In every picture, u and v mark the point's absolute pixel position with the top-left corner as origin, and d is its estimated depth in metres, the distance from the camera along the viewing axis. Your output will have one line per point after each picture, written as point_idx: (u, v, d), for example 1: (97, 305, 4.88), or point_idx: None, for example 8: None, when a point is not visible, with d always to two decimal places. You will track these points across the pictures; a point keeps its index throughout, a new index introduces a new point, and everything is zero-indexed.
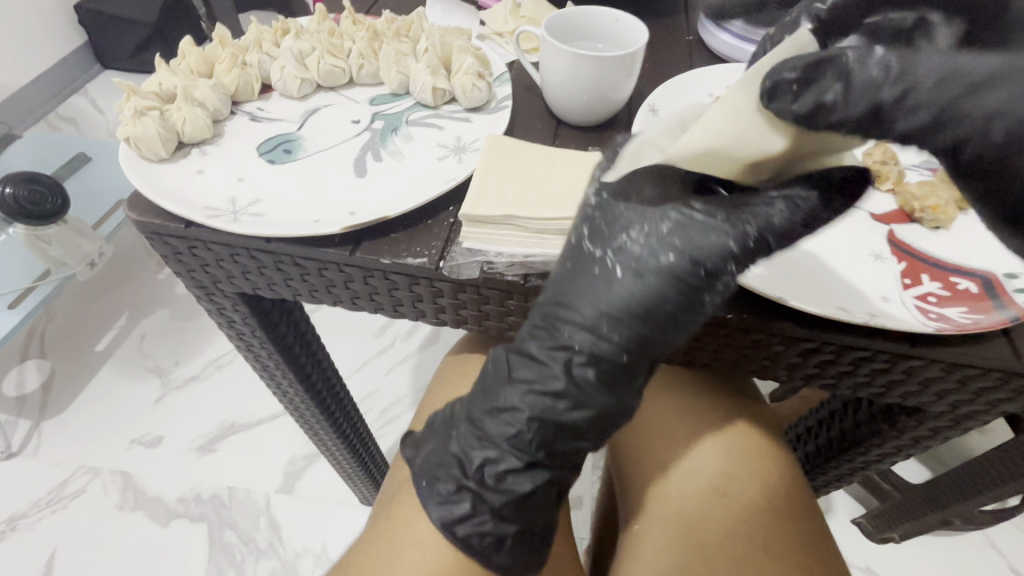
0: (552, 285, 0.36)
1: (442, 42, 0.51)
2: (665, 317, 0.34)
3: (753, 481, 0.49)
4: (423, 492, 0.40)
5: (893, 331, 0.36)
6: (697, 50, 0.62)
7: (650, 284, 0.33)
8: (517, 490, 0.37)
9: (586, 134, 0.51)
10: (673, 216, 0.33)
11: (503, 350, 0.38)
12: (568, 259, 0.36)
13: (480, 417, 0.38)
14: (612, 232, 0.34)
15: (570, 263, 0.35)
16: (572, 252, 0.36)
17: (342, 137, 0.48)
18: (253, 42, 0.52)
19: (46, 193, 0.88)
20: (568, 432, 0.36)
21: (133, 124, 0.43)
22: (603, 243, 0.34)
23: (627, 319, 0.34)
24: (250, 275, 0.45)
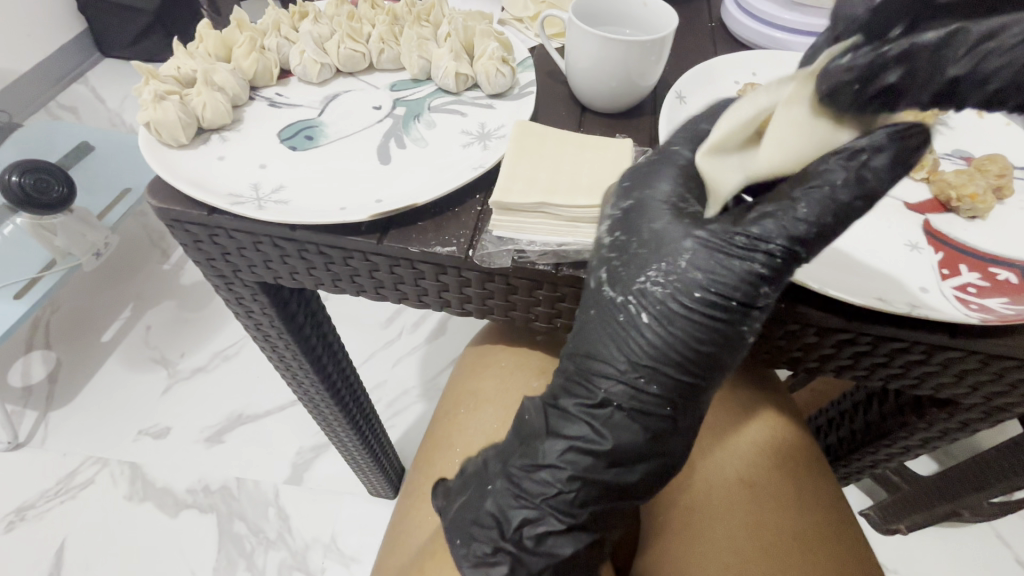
0: (578, 337, 0.36)
1: (465, 26, 0.50)
2: (697, 353, 0.33)
3: (780, 473, 0.49)
4: (457, 552, 0.39)
5: (933, 322, 0.35)
6: (719, 37, 0.60)
7: (678, 315, 0.32)
8: (559, 552, 0.37)
9: (611, 122, 0.50)
10: (692, 248, 0.32)
11: (539, 404, 0.38)
12: (590, 309, 0.35)
13: (517, 474, 0.37)
14: (630, 279, 0.33)
15: (593, 311, 0.35)
16: (592, 299, 0.35)
17: (365, 124, 0.47)
18: (271, 25, 0.51)
19: (52, 181, 0.87)
20: (615, 490, 0.36)
21: (154, 109, 0.42)
22: (620, 291, 0.34)
23: (663, 367, 0.34)
24: (272, 264, 0.44)
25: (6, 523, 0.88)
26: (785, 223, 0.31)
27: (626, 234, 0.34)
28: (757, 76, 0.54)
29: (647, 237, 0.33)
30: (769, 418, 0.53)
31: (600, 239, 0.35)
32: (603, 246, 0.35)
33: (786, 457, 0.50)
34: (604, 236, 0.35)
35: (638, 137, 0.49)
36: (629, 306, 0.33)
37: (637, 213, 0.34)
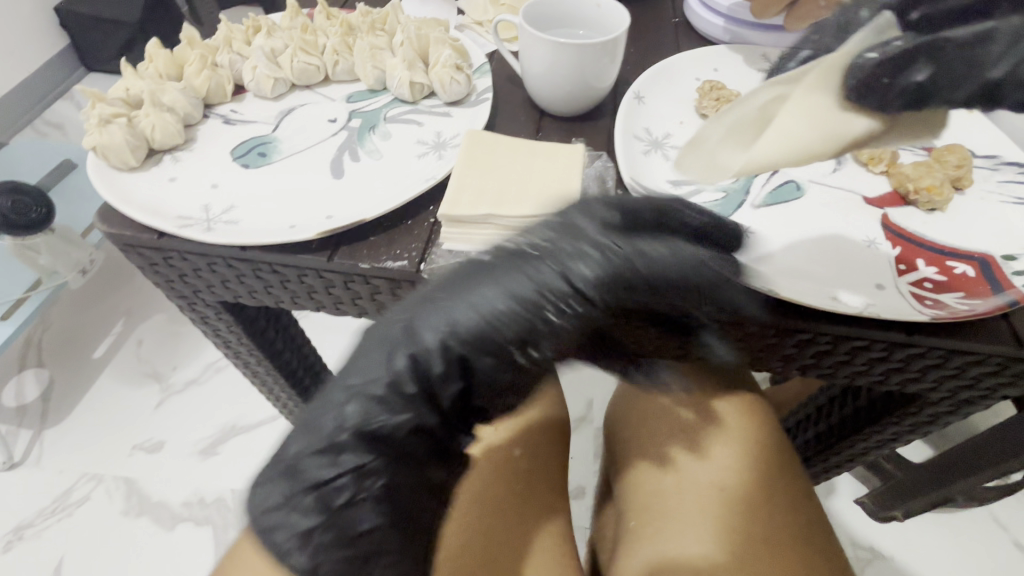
0: (463, 342, 0.30)
1: (418, 35, 0.49)
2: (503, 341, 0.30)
3: (760, 479, 0.49)
4: None
5: (889, 320, 0.35)
6: (684, 33, 0.60)
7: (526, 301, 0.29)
8: None
9: (570, 124, 0.50)
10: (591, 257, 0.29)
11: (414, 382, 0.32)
12: (485, 318, 0.29)
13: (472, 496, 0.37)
14: (555, 333, 0.30)
15: (498, 339, 0.30)
16: (515, 330, 0.29)
17: (319, 138, 0.47)
18: (223, 41, 0.51)
19: (30, 202, 0.86)
20: None
21: (99, 133, 0.42)
22: (536, 337, 0.30)
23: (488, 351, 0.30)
24: (229, 284, 0.43)
25: (4, 543, 0.88)
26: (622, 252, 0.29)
27: (589, 302, 0.29)
28: (719, 73, 0.53)
29: (596, 306, 0.29)
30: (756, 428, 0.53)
31: (555, 285, 0.29)
32: (551, 277, 0.29)
33: (767, 462, 0.51)
34: (559, 275, 0.29)
35: (597, 139, 0.48)
36: (542, 359, 0.31)
37: (580, 256, 0.29)
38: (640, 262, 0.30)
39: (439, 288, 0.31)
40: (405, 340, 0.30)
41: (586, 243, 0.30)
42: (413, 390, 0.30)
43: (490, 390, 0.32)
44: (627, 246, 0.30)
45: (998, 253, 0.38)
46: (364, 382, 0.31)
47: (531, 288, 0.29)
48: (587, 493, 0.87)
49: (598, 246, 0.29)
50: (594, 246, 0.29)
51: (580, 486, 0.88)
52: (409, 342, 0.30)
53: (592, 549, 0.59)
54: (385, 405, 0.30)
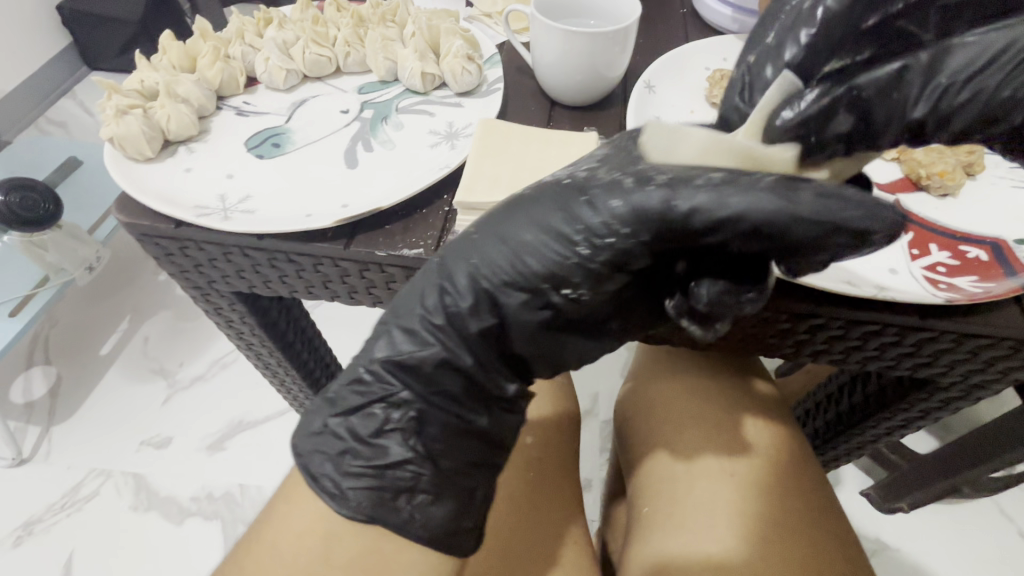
0: (495, 278, 0.33)
1: (429, 26, 0.50)
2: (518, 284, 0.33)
3: (775, 470, 0.49)
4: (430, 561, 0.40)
5: (902, 303, 0.35)
6: (692, 23, 0.60)
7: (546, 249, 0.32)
8: None
9: (580, 114, 0.50)
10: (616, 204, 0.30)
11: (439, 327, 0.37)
12: (521, 254, 0.33)
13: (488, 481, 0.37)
14: (588, 270, 0.32)
15: (530, 272, 0.33)
16: (547, 265, 0.32)
17: (332, 128, 0.47)
18: (235, 34, 0.51)
19: (38, 198, 0.86)
20: None
21: (116, 124, 0.42)
22: (565, 274, 0.32)
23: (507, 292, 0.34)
24: (244, 273, 0.44)
25: (14, 538, 0.89)
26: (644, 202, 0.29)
27: (622, 234, 0.30)
28: (728, 62, 0.53)
29: (630, 242, 0.30)
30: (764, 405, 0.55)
31: (565, 230, 0.32)
32: (583, 213, 0.31)
33: (782, 453, 0.51)
34: (591, 207, 0.31)
35: (608, 129, 0.49)
36: (576, 296, 0.33)
37: (603, 204, 0.31)
38: (677, 197, 0.28)
39: (481, 228, 0.35)
40: (441, 270, 0.35)
41: (619, 175, 0.31)
42: (441, 323, 0.35)
43: (527, 325, 0.34)
44: (674, 179, 0.29)
45: (1010, 238, 0.38)
46: (409, 312, 0.36)
47: (564, 223, 0.32)
48: (594, 485, 0.88)
49: (637, 178, 0.30)
50: (631, 178, 0.30)
51: (587, 478, 0.88)
52: (445, 279, 0.35)
53: (603, 535, 0.60)
54: (418, 338, 0.35)
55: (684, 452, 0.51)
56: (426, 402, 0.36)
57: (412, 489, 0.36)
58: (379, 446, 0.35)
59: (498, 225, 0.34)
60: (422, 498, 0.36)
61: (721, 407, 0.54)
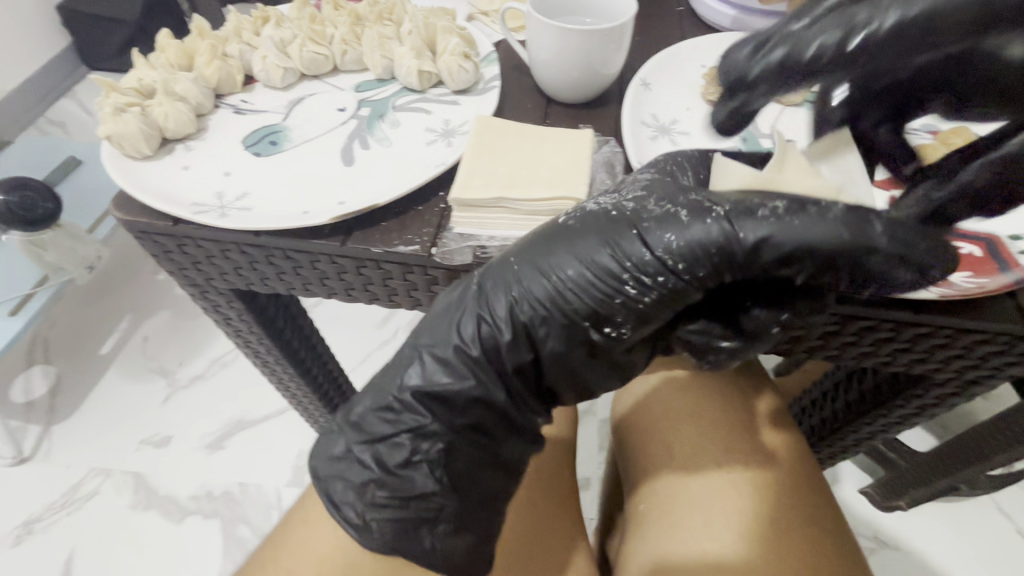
0: (532, 309, 0.34)
1: (426, 24, 0.50)
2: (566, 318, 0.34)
3: (778, 471, 0.49)
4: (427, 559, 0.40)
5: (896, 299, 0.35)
6: (688, 21, 0.60)
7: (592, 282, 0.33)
8: None
9: (577, 112, 0.50)
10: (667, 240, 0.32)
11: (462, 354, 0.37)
12: (563, 287, 0.34)
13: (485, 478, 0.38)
14: (633, 309, 0.33)
15: (573, 308, 0.34)
16: (591, 300, 0.33)
17: (329, 126, 0.47)
18: (233, 32, 0.51)
19: (38, 197, 0.86)
20: None
21: (114, 122, 0.42)
22: (609, 313, 0.33)
23: (551, 322, 0.35)
24: (242, 271, 0.44)
25: (14, 537, 0.89)
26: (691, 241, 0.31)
27: (677, 273, 0.32)
28: (724, 60, 0.53)
29: (684, 280, 0.32)
30: (774, 410, 0.55)
31: (619, 265, 0.33)
32: (633, 249, 0.33)
33: (787, 457, 0.51)
34: (642, 244, 0.32)
35: (605, 126, 0.49)
36: (616, 334, 0.34)
37: (654, 239, 0.32)
38: (741, 233, 0.31)
39: (521, 256, 0.35)
40: (479, 297, 0.36)
41: (673, 208, 0.32)
42: (477, 353, 0.36)
43: (564, 360, 0.36)
44: (730, 213, 0.31)
45: (1004, 234, 0.38)
46: (448, 335, 0.36)
47: (611, 259, 0.33)
48: (592, 484, 0.88)
49: (694, 212, 0.32)
50: (687, 212, 0.32)
51: (586, 477, 0.88)
52: (485, 307, 0.35)
53: (602, 533, 0.60)
54: (452, 369, 0.36)
55: (683, 451, 0.51)
56: (451, 436, 0.37)
57: (435, 520, 0.38)
58: (406, 477, 0.37)
59: (539, 252, 0.35)
60: (442, 528, 0.38)
61: (734, 416, 0.53)
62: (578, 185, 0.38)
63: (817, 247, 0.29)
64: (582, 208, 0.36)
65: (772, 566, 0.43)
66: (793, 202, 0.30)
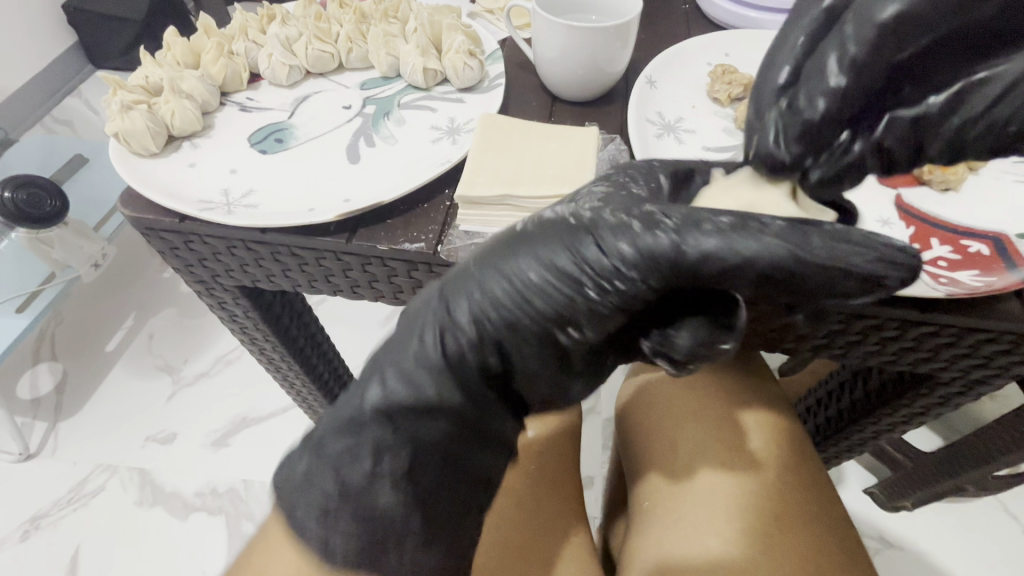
0: (494, 315, 0.31)
1: (431, 21, 0.50)
2: (523, 323, 0.31)
3: (781, 470, 0.49)
4: None
5: (905, 297, 0.35)
6: (694, 19, 0.59)
7: (544, 282, 0.30)
8: None
9: (582, 109, 0.50)
10: (623, 240, 0.28)
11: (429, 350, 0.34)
12: (523, 298, 0.30)
13: None
14: (596, 314, 0.29)
15: (534, 319, 0.30)
16: (549, 311, 0.30)
17: (334, 124, 0.47)
18: (239, 30, 0.51)
19: (45, 195, 0.87)
20: None
21: (121, 119, 0.42)
22: (562, 310, 0.30)
23: (510, 328, 0.31)
24: (248, 268, 0.44)
25: (21, 532, 0.90)
26: (647, 245, 0.27)
27: (633, 281, 0.28)
28: (730, 57, 0.53)
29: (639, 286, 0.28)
30: (777, 413, 0.54)
31: (569, 268, 0.29)
32: (592, 252, 0.29)
33: (789, 458, 0.51)
34: (598, 250, 0.28)
35: (610, 124, 0.48)
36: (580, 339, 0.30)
37: (611, 241, 0.29)
38: (691, 248, 0.26)
39: (474, 268, 0.32)
40: (432, 301, 0.33)
41: (631, 215, 0.28)
42: (434, 359, 0.31)
43: (536, 368, 0.32)
44: (686, 225, 0.27)
45: (1012, 233, 0.38)
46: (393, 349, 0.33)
47: (560, 259, 0.29)
48: (596, 483, 0.88)
49: (645, 223, 0.27)
50: (641, 223, 0.27)
51: (589, 476, 0.88)
52: (442, 312, 0.32)
53: (605, 532, 0.60)
54: (411, 378, 0.32)
55: (687, 447, 0.51)
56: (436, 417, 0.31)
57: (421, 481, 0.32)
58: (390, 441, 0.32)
59: (493, 251, 0.32)
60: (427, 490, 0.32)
61: (738, 418, 0.53)
62: (584, 183, 0.38)
63: (780, 271, 0.26)
64: (543, 209, 0.32)
65: (773, 562, 0.44)
66: (740, 222, 0.26)
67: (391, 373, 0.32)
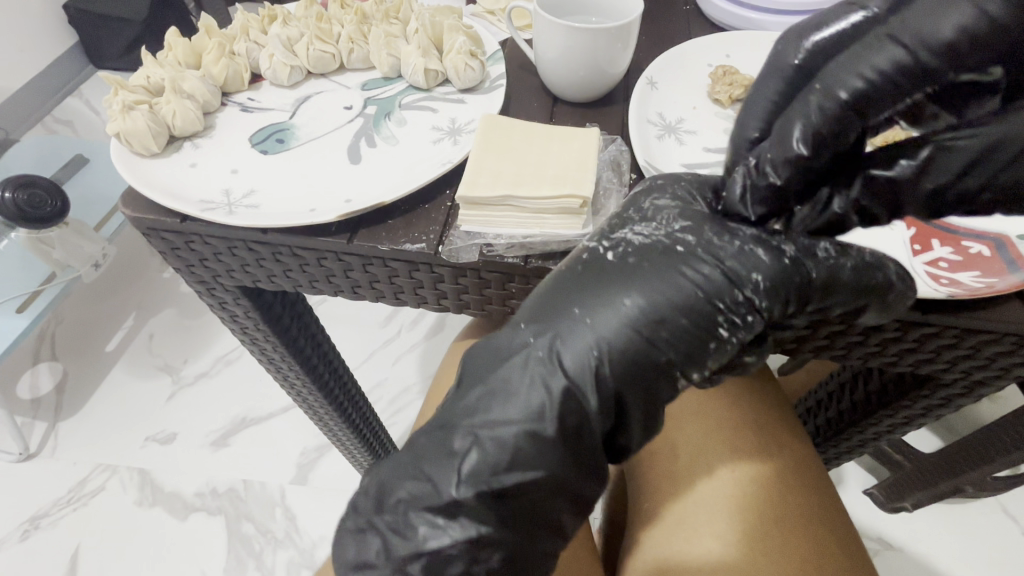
0: (612, 344, 0.30)
1: (432, 22, 0.50)
2: (647, 350, 0.30)
3: (784, 473, 0.49)
4: None
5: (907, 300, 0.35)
6: (695, 20, 0.59)
7: (664, 304, 0.30)
8: None
9: (583, 110, 0.50)
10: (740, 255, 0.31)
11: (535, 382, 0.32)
12: (645, 338, 0.30)
13: None
14: (722, 352, 0.30)
15: (653, 359, 0.30)
16: (665, 350, 0.30)
17: (336, 124, 0.47)
18: (240, 30, 0.52)
19: (46, 195, 0.87)
20: None
21: (122, 119, 0.42)
22: (685, 334, 0.30)
23: (630, 360, 0.30)
24: (249, 268, 0.44)
25: (21, 532, 0.90)
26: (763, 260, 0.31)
27: (758, 311, 0.30)
28: (731, 59, 0.53)
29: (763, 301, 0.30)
30: (778, 414, 0.54)
31: (694, 284, 0.30)
32: (722, 288, 0.30)
33: (792, 461, 0.51)
34: (728, 280, 0.30)
35: (611, 125, 0.49)
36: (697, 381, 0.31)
37: (728, 251, 0.31)
38: (811, 270, 0.31)
39: (587, 308, 0.31)
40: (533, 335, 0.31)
41: (749, 244, 0.31)
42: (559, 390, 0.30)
43: (654, 411, 0.31)
44: (803, 254, 0.31)
45: (1013, 234, 0.38)
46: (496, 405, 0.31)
47: (673, 278, 0.31)
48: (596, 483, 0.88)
49: (771, 251, 0.31)
50: (764, 250, 0.31)
51: None
52: (554, 345, 0.31)
53: (605, 534, 0.60)
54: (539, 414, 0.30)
55: (688, 450, 0.51)
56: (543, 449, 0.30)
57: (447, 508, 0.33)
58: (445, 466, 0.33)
59: (594, 279, 0.32)
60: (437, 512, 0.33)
61: (746, 423, 0.52)
62: (585, 183, 0.38)
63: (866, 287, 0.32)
64: (622, 238, 0.33)
65: (776, 564, 0.44)
66: (837, 246, 0.33)
67: (506, 420, 0.30)
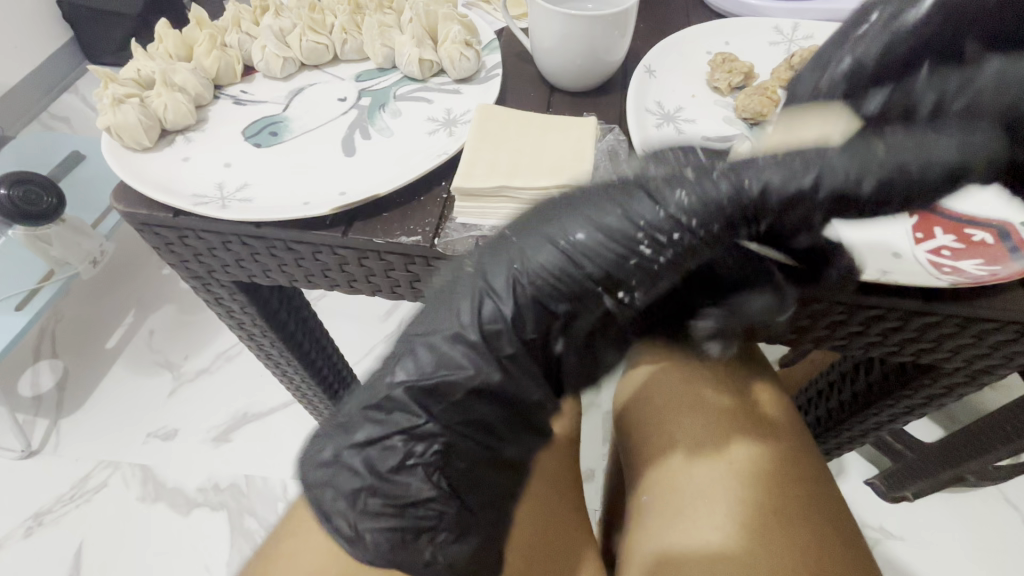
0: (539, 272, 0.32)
1: (426, 11, 0.49)
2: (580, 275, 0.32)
3: (776, 459, 0.49)
4: None
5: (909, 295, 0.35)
6: (695, 7, 0.59)
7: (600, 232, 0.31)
8: None
9: (581, 100, 0.49)
10: (687, 188, 0.31)
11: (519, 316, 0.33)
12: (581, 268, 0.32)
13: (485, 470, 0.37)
14: (645, 271, 0.31)
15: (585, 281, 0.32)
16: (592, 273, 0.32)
17: (329, 116, 0.47)
18: (232, 22, 0.51)
19: (42, 191, 0.86)
20: None
21: (113, 113, 0.42)
22: (623, 269, 0.31)
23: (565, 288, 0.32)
24: (244, 262, 0.44)
25: (26, 528, 0.90)
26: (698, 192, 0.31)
27: (689, 229, 0.31)
28: (731, 46, 0.52)
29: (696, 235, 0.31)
30: (779, 409, 0.54)
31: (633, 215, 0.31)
32: (642, 206, 0.31)
33: (781, 443, 0.51)
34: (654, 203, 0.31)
35: (608, 115, 0.48)
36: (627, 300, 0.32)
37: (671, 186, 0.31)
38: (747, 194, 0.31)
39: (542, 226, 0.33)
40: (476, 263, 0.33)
41: (682, 176, 0.32)
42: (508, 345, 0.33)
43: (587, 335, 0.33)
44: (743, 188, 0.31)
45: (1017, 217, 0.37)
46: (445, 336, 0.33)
47: (614, 210, 0.32)
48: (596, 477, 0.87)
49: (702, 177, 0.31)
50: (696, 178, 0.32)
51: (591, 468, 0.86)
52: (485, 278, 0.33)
53: (603, 525, 0.60)
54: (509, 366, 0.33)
55: (685, 440, 0.51)
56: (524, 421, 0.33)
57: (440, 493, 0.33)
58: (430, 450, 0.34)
59: (546, 216, 0.33)
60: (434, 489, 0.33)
61: (739, 406, 0.53)
62: (582, 173, 0.37)
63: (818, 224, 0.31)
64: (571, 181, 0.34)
65: (777, 552, 0.44)
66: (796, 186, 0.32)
67: None
